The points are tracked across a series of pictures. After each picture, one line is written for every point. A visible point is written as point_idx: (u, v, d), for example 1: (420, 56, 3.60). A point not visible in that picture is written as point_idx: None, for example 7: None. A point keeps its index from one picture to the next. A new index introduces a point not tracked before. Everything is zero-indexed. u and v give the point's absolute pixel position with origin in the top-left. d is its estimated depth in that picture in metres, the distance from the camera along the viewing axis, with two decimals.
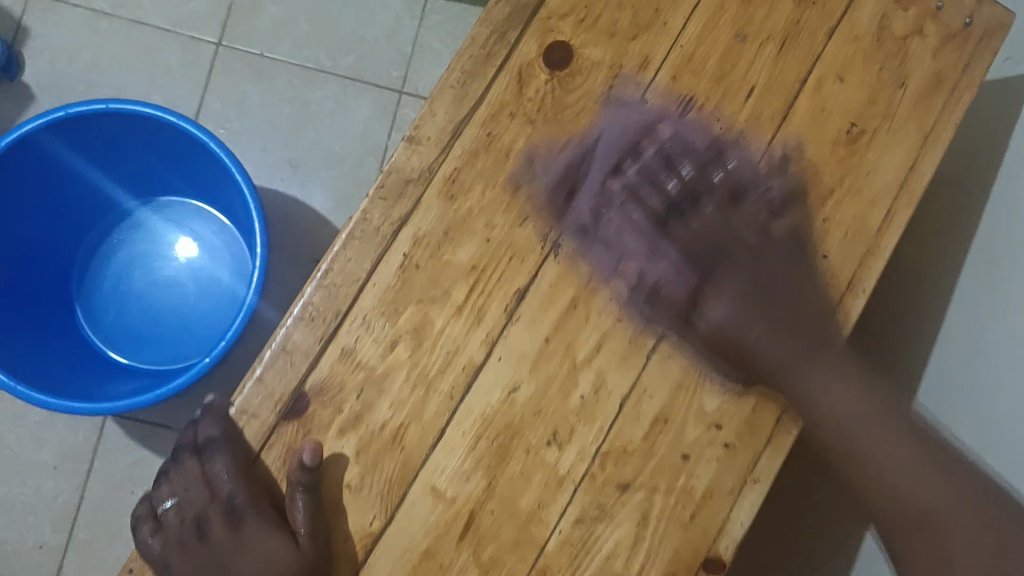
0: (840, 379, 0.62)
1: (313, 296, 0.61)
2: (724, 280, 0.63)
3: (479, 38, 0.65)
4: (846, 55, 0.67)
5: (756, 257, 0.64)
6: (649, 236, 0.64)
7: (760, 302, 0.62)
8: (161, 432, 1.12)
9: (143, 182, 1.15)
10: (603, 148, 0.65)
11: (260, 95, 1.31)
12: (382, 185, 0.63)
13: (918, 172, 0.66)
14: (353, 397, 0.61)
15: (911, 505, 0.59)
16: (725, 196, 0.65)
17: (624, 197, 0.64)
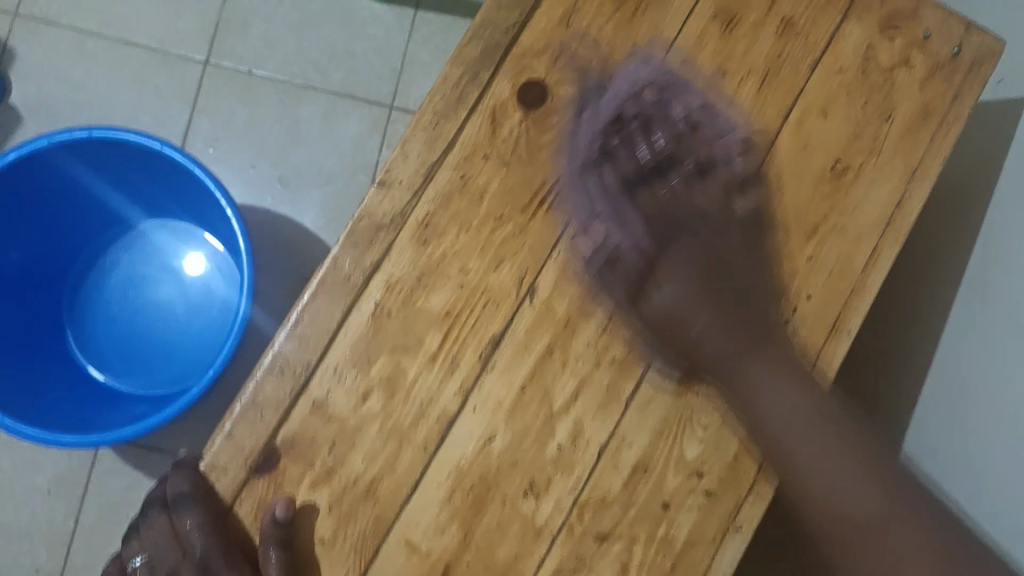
0: (819, 427, 0.59)
1: (284, 346, 0.60)
2: (683, 280, 0.61)
3: (451, 78, 0.63)
4: (829, 90, 0.65)
5: (721, 254, 0.62)
6: (617, 200, 0.62)
7: (712, 300, 0.61)
8: (154, 455, 1.11)
9: (135, 204, 1.13)
10: (586, 125, 0.63)
11: (247, 113, 1.23)
12: (353, 231, 0.61)
13: (904, 210, 0.64)
14: (326, 450, 0.60)
15: (859, 511, 0.57)
16: (691, 198, 0.63)
17: (597, 206, 0.62)
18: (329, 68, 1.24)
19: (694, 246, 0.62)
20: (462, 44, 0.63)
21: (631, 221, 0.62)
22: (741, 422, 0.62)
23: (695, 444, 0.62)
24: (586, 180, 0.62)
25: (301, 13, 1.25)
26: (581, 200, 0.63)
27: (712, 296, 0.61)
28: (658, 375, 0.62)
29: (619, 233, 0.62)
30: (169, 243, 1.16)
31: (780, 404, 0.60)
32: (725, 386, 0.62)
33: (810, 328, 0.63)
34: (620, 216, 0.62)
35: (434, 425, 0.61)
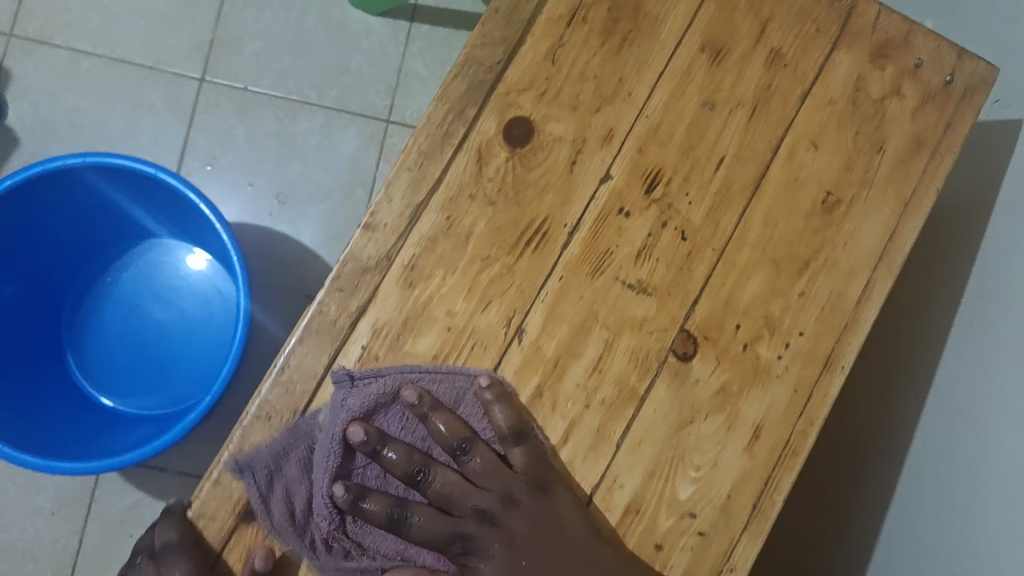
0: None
1: (269, 395, 0.60)
2: (441, 515, 0.60)
3: (436, 116, 0.63)
4: (819, 121, 0.65)
5: (508, 493, 0.61)
6: (395, 502, 0.59)
7: (541, 561, 0.61)
8: (157, 473, 1.07)
9: (132, 227, 1.12)
10: (338, 392, 0.58)
11: (245, 131, 1.15)
12: (338, 276, 0.61)
13: (897, 244, 0.64)
14: (314, 495, 0.59)
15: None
16: (474, 498, 0.61)
17: (349, 421, 0.58)
18: (326, 81, 1.16)
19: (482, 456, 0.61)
20: (448, 81, 0.63)
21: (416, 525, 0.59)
22: (733, 461, 0.62)
23: (689, 483, 0.61)
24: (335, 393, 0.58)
25: (293, 22, 1.16)
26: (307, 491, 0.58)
27: (523, 538, 0.61)
28: (649, 414, 0.61)
29: (426, 517, 0.60)
30: (166, 265, 1.16)
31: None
32: (716, 424, 0.62)
33: (803, 363, 0.63)
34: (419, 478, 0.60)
35: (408, 468, 0.59)
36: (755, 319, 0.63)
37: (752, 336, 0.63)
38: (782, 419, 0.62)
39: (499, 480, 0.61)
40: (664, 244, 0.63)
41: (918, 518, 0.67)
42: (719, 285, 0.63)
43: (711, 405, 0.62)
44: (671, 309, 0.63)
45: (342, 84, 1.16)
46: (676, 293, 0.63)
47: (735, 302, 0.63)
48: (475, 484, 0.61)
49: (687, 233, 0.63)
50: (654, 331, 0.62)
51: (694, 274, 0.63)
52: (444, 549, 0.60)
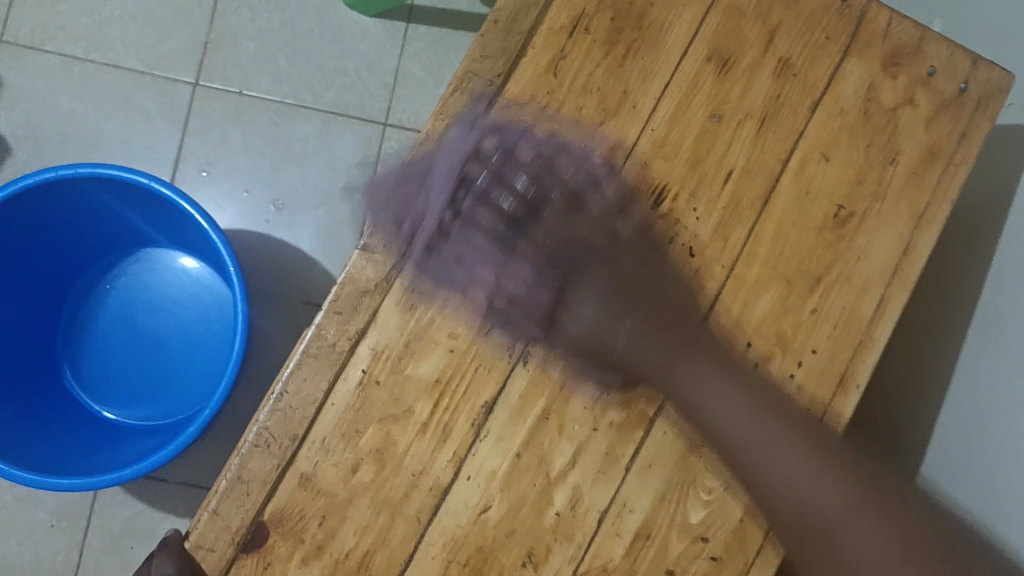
0: (802, 458, 0.58)
1: (267, 420, 0.58)
2: (614, 299, 0.61)
3: (432, 134, 0.61)
4: (830, 132, 0.63)
5: (635, 275, 0.61)
6: (540, 254, 0.61)
7: (662, 333, 0.61)
8: (157, 485, 1.05)
9: (127, 234, 1.08)
10: (443, 161, 0.61)
11: (240, 136, 1.13)
12: (336, 298, 0.59)
13: (912, 257, 0.62)
14: (315, 524, 0.57)
15: (817, 513, 0.57)
16: (577, 226, 0.62)
17: (483, 133, 0.61)
18: (321, 84, 1.14)
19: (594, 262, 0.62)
20: (447, 95, 0.62)
21: (598, 283, 0.62)
22: (746, 484, 0.60)
23: (701, 507, 0.59)
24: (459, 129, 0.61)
25: (288, 25, 1.14)
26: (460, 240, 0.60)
27: (642, 301, 0.61)
28: (659, 437, 0.60)
29: (589, 306, 0.61)
30: (164, 270, 1.12)
31: (734, 425, 0.58)
32: (729, 446, 0.60)
33: (817, 382, 0.61)
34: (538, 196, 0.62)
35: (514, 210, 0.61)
36: (766, 338, 0.61)
37: (764, 355, 0.61)
38: None
39: (646, 341, 0.61)
40: (672, 261, 0.61)
41: None
42: (730, 302, 0.61)
43: None
44: (680, 329, 0.61)
45: (338, 87, 1.14)
46: (684, 311, 0.61)
47: (746, 319, 0.61)
48: (598, 325, 0.61)
49: (696, 249, 0.61)
50: (662, 351, 0.61)
51: (702, 293, 0.61)
52: (603, 319, 0.61)
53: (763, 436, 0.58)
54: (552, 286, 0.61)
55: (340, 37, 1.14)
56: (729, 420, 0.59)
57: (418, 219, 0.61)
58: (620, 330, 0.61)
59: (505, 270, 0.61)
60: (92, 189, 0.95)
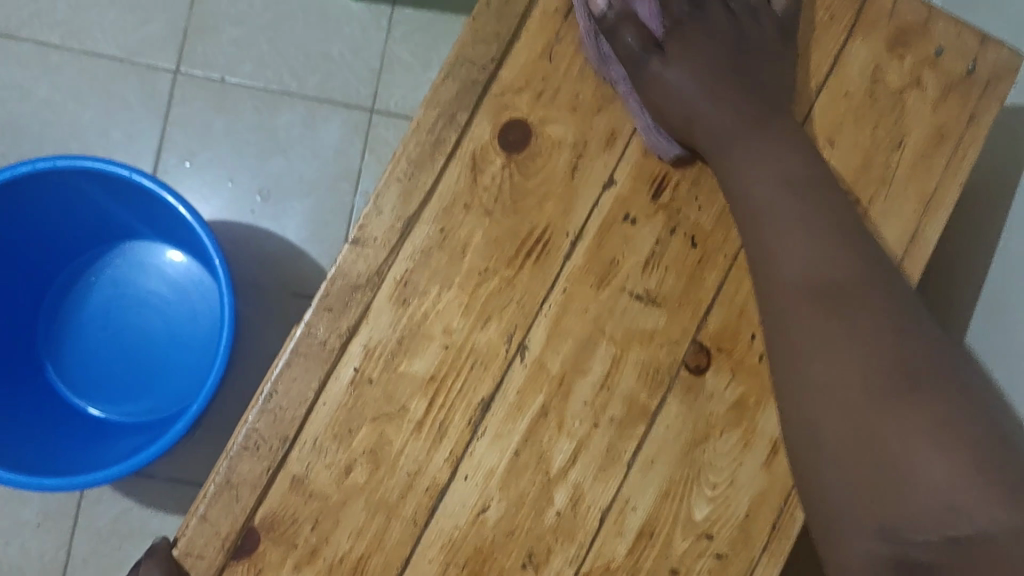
0: (810, 241, 0.50)
1: (255, 422, 0.55)
2: (712, 94, 0.59)
3: (425, 122, 0.59)
4: (834, 117, 0.61)
5: (763, 87, 0.59)
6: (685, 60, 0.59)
7: (760, 119, 0.57)
8: (145, 481, 1.03)
9: (111, 227, 1.06)
10: None
11: (224, 124, 1.10)
12: (327, 294, 0.57)
13: (920, 243, 0.60)
14: (308, 529, 0.55)
15: (834, 274, 0.49)
16: (716, 41, 0.60)
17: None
18: (305, 70, 1.11)
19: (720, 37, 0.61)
20: (436, 82, 0.59)
21: (694, 77, 0.59)
22: (752, 479, 0.58)
23: (705, 503, 0.58)
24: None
25: (270, 9, 1.11)
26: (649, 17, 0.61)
27: (746, 100, 0.58)
28: (661, 432, 0.58)
29: (680, 76, 0.59)
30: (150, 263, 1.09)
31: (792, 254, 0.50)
32: (734, 441, 0.58)
33: None
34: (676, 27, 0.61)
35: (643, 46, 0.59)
36: None
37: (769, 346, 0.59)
38: None
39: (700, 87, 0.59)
40: (673, 251, 0.59)
41: None
42: (733, 292, 0.59)
43: (726, 420, 0.58)
44: (682, 320, 0.59)
45: (323, 73, 1.11)
46: (688, 303, 0.59)
47: (750, 310, 0.59)
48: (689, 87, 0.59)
49: (697, 239, 0.59)
50: (665, 344, 0.59)
51: (705, 284, 0.59)
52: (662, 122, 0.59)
53: (780, 206, 0.53)
54: (677, 65, 0.59)
55: (324, 21, 1.11)
56: (782, 212, 0.52)
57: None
58: (709, 113, 0.58)
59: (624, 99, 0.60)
60: (72, 181, 0.92)
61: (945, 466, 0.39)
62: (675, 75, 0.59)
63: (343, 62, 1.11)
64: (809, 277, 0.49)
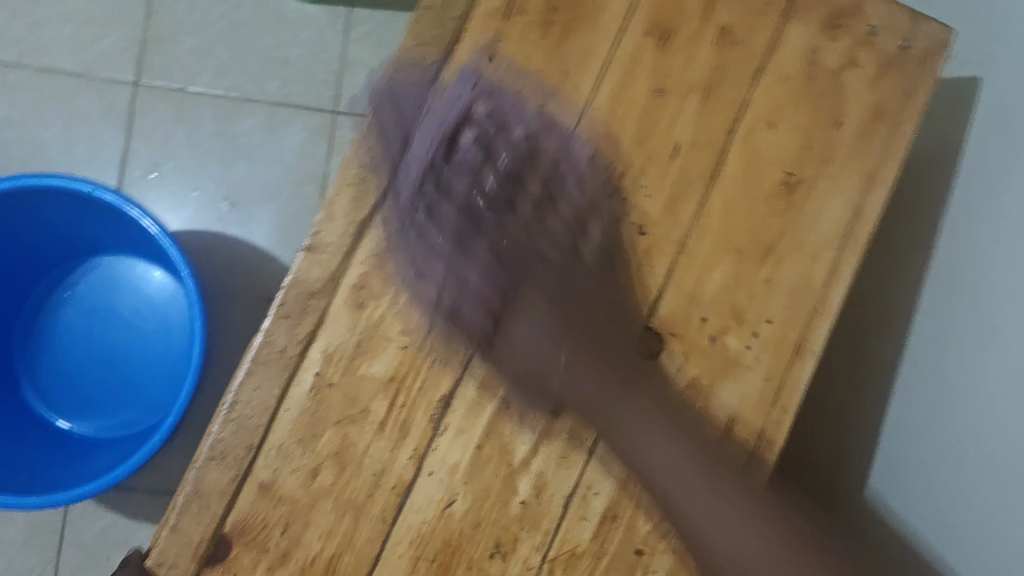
0: (676, 440, 0.59)
1: (219, 432, 0.56)
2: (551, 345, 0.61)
3: (372, 126, 0.59)
4: (774, 100, 0.62)
5: (581, 290, 0.62)
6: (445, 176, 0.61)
7: (595, 360, 0.61)
8: (128, 493, 1.03)
9: (83, 242, 1.06)
10: (418, 147, 0.60)
11: (185, 134, 1.10)
12: (283, 302, 0.58)
13: (864, 219, 0.62)
14: (278, 533, 0.56)
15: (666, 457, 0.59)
16: (530, 241, 0.62)
17: (478, 95, 0.60)
18: (264, 76, 1.11)
19: (546, 238, 0.63)
20: (383, 85, 0.60)
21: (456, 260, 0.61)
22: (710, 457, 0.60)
23: None
24: (454, 86, 0.60)
25: (228, 17, 1.11)
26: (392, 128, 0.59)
27: (573, 337, 0.61)
28: (620, 419, 0.59)
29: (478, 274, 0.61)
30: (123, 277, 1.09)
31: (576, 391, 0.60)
32: (691, 422, 0.60)
33: (773, 352, 0.61)
34: (501, 219, 0.62)
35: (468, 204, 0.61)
36: (721, 311, 0.61)
37: (720, 327, 0.61)
38: (756, 411, 0.60)
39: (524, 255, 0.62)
40: (622, 242, 0.61)
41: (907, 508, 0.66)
42: (683, 277, 0.61)
43: (682, 402, 0.60)
44: (633, 308, 0.61)
45: (282, 78, 1.11)
46: (639, 290, 0.60)
47: (700, 294, 0.61)
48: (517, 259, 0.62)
49: (646, 228, 0.61)
50: None
51: (655, 271, 0.60)
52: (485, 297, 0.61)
53: (677, 444, 0.59)
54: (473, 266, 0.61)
55: (281, 27, 1.12)
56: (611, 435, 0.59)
57: (416, 164, 0.60)
58: (555, 372, 0.60)
59: (460, 271, 0.61)
60: (35, 199, 0.92)
61: (755, 548, 0.57)
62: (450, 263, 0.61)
63: (302, 66, 1.12)
64: (636, 473, 0.59)
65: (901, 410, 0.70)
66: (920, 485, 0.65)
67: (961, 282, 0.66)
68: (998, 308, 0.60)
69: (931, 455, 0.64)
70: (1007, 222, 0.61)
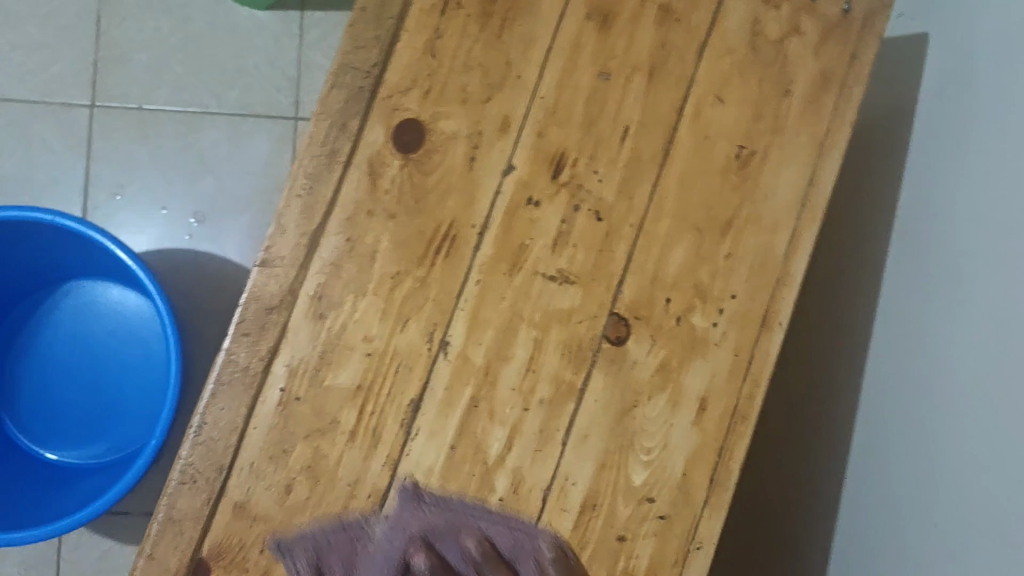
0: None
1: (188, 457, 0.56)
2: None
3: (317, 134, 0.58)
4: (720, 74, 0.62)
5: None
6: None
7: None
8: (118, 519, 1.03)
9: (54, 270, 1.04)
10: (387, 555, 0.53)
11: (148, 152, 1.08)
12: (242, 319, 0.57)
13: (818, 186, 0.62)
14: (256, 552, 0.56)
15: None
16: None
17: (412, 539, 0.54)
18: (223, 86, 1.10)
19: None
20: (324, 92, 0.59)
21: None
22: (684, 438, 0.60)
23: (642, 468, 0.59)
24: (396, 512, 0.56)
25: (178, 31, 1.09)
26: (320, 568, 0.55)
27: None
28: (592, 407, 0.59)
29: None
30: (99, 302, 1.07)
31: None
32: (662, 403, 0.60)
33: (741, 326, 0.61)
34: None
35: None
36: (684, 290, 0.61)
37: (685, 308, 0.60)
38: (727, 387, 0.60)
39: None
40: (580, 229, 0.60)
41: (891, 473, 0.66)
42: (643, 259, 0.61)
43: (653, 385, 0.60)
44: (597, 295, 0.60)
45: (240, 87, 1.10)
46: (600, 276, 0.60)
47: (662, 274, 0.61)
48: None
49: (602, 212, 0.60)
50: (583, 319, 0.60)
51: (615, 256, 0.60)
52: None
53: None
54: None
55: (235, 35, 1.10)
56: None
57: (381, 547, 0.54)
58: None
59: None
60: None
61: None
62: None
63: (260, 73, 1.10)
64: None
65: (877, 371, 0.71)
66: (902, 448, 0.65)
67: (908, 288, 0.67)
68: (941, 321, 0.62)
69: (912, 415, 0.64)
70: (943, 234, 0.63)
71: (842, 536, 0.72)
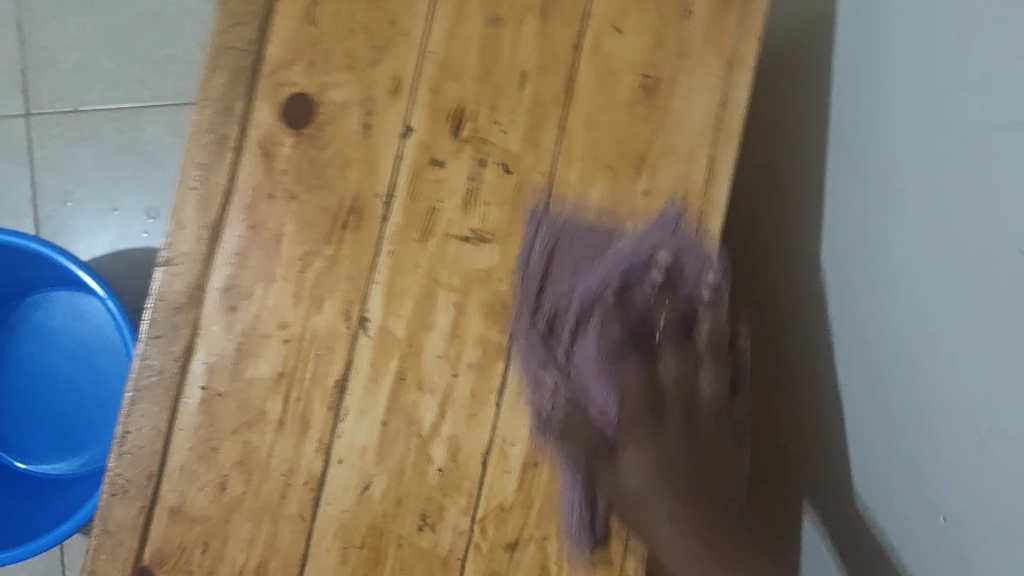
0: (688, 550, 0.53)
1: (116, 467, 0.55)
2: (688, 510, 0.54)
3: (202, 121, 0.56)
4: (616, 3, 0.59)
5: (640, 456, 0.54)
6: (609, 384, 0.56)
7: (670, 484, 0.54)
8: None
9: (11, 283, 0.99)
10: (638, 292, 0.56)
11: (90, 154, 1.05)
12: (152, 322, 0.56)
13: (734, 104, 0.59)
14: (199, 553, 0.55)
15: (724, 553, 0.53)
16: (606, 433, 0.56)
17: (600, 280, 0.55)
18: (157, 78, 1.05)
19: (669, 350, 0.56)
20: (204, 77, 0.56)
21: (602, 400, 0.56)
22: None
23: None
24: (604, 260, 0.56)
25: (100, 27, 1.05)
26: (587, 259, 0.56)
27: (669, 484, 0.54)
28: (523, 365, 0.58)
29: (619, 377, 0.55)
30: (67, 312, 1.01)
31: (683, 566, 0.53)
32: None
33: None
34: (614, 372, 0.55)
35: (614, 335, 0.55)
36: None
37: None
38: None
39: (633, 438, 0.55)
40: (489, 184, 0.58)
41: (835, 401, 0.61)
42: (558, 208, 0.58)
43: None
44: (516, 251, 0.58)
45: (175, 76, 1.06)
46: (516, 230, 0.58)
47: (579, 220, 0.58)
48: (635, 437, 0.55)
49: (509, 164, 0.58)
50: (504, 277, 0.58)
51: (529, 207, 0.58)
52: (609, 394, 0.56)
53: (741, 560, 0.53)
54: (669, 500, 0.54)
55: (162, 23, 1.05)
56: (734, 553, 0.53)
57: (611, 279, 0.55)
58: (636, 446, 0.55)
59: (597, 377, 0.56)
60: None
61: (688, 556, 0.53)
62: (665, 505, 0.54)
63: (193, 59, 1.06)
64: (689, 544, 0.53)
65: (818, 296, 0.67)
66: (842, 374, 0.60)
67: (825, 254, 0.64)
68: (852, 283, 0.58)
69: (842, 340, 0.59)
70: (840, 174, 0.59)
71: (805, 464, 0.70)
